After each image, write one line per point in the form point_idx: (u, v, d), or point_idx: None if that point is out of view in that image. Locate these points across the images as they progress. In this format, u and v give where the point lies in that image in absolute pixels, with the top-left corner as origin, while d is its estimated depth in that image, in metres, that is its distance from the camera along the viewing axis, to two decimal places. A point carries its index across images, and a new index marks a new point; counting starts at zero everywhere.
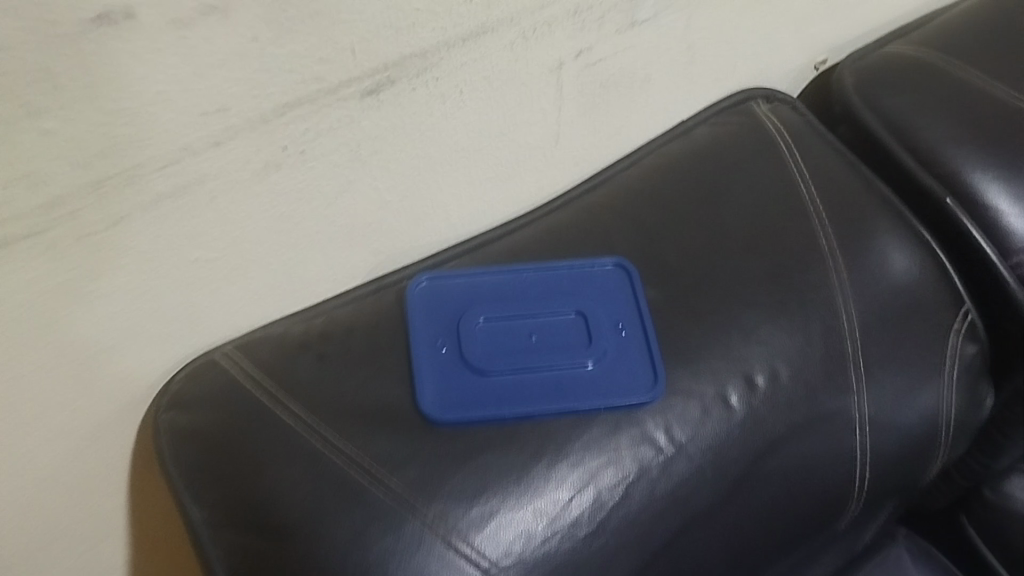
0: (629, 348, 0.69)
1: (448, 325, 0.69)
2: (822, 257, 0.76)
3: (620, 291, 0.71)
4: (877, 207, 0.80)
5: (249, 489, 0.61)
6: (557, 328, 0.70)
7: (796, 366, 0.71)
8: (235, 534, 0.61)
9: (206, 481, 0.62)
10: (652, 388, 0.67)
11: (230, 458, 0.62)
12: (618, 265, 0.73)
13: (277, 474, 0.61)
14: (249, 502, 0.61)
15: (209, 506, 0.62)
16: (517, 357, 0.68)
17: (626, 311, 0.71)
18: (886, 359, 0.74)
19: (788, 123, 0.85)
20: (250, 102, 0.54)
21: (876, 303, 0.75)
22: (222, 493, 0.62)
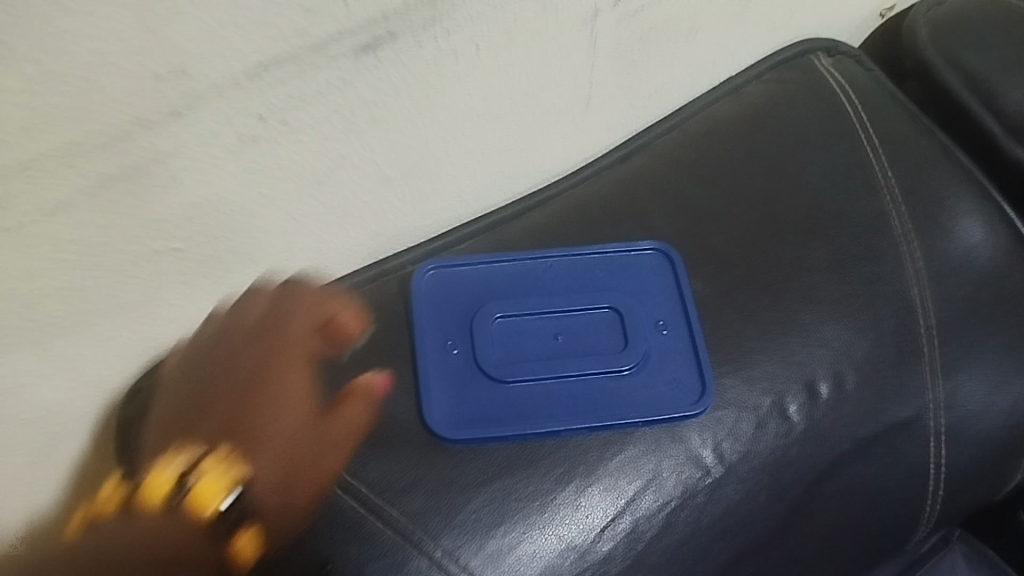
0: (672, 350, 0.60)
1: (459, 325, 0.59)
2: (894, 242, 0.65)
3: (661, 282, 0.62)
4: (958, 180, 0.68)
5: (313, 440, 0.48)
6: (586, 325, 0.60)
7: (865, 371, 0.61)
8: (265, 453, 0.46)
9: (200, 405, 0.48)
10: (698, 400, 0.57)
11: (241, 362, 0.49)
12: (659, 252, 0.63)
13: (295, 425, 0.47)
14: (304, 428, 0.48)
15: (230, 415, 0.47)
16: (541, 362, 0.58)
17: (669, 306, 0.61)
18: (967, 361, 0.64)
19: (856, 80, 0.73)
20: (217, 62, 0.43)
21: (957, 295, 0.65)
22: (249, 396, 0.47)
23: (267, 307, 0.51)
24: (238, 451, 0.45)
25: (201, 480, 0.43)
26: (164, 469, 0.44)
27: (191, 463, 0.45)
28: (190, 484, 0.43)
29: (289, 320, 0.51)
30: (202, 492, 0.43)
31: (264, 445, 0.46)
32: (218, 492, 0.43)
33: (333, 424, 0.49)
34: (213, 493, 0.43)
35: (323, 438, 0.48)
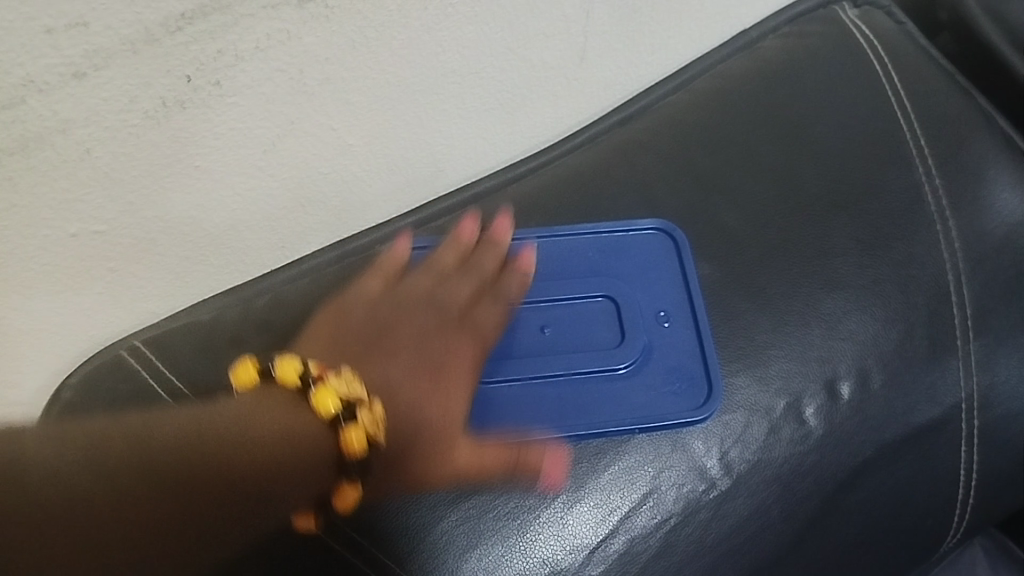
0: (672, 344, 0.53)
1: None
2: (928, 219, 0.58)
3: (663, 267, 0.55)
4: (999, 147, 0.61)
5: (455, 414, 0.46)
6: (578, 317, 0.53)
7: (893, 368, 0.54)
8: (417, 417, 0.44)
9: (378, 333, 0.48)
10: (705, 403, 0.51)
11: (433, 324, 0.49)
12: (660, 230, 0.56)
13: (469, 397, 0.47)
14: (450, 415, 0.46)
15: (400, 366, 0.46)
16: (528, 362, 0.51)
17: (672, 294, 0.54)
18: (1006, 353, 0.57)
19: (886, 33, 0.64)
20: (123, 11, 0.36)
21: (998, 280, 0.58)
22: (433, 346, 0.48)
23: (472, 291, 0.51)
24: (400, 386, 0.45)
25: (352, 429, 0.40)
26: (334, 393, 0.41)
27: (358, 398, 0.42)
28: (346, 420, 0.40)
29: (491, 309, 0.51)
30: (351, 432, 0.40)
31: (418, 406, 0.45)
32: (364, 444, 0.40)
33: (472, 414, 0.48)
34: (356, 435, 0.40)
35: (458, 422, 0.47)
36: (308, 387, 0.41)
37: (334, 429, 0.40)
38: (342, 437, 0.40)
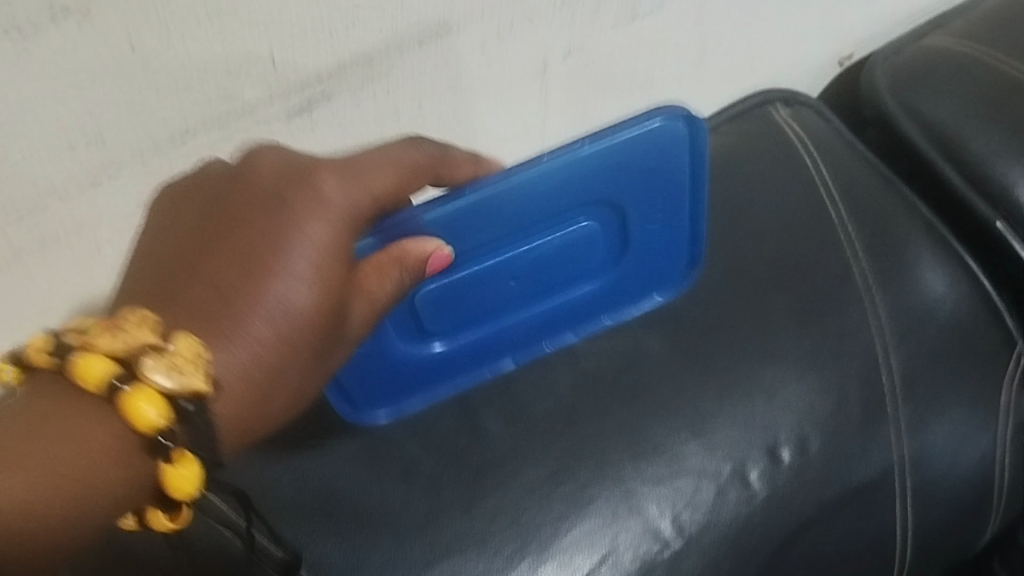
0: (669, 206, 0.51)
1: (417, 389, 0.55)
2: (857, 295, 0.63)
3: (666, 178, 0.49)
4: (918, 229, 0.67)
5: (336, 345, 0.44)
6: (552, 248, 0.49)
7: (830, 434, 0.59)
8: (278, 366, 0.41)
9: (204, 263, 0.41)
10: (675, 117, 0.46)
11: (272, 227, 0.41)
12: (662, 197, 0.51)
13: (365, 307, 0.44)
14: (319, 330, 0.42)
15: (242, 310, 0.40)
16: (496, 347, 0.55)
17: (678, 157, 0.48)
18: (932, 418, 0.62)
19: (816, 131, 0.71)
20: (137, 128, 0.42)
21: (922, 351, 0.63)
22: (275, 266, 0.41)
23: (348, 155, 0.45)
24: (246, 334, 0.40)
25: (140, 395, 0.36)
26: (101, 356, 0.37)
27: (135, 351, 0.37)
28: (125, 387, 0.37)
29: (349, 194, 0.42)
30: (138, 404, 0.36)
31: (274, 352, 0.41)
32: (162, 406, 0.37)
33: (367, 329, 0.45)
34: (146, 407, 0.36)
35: (347, 344, 0.45)
36: (70, 362, 0.37)
37: (120, 399, 0.36)
38: (132, 409, 0.36)
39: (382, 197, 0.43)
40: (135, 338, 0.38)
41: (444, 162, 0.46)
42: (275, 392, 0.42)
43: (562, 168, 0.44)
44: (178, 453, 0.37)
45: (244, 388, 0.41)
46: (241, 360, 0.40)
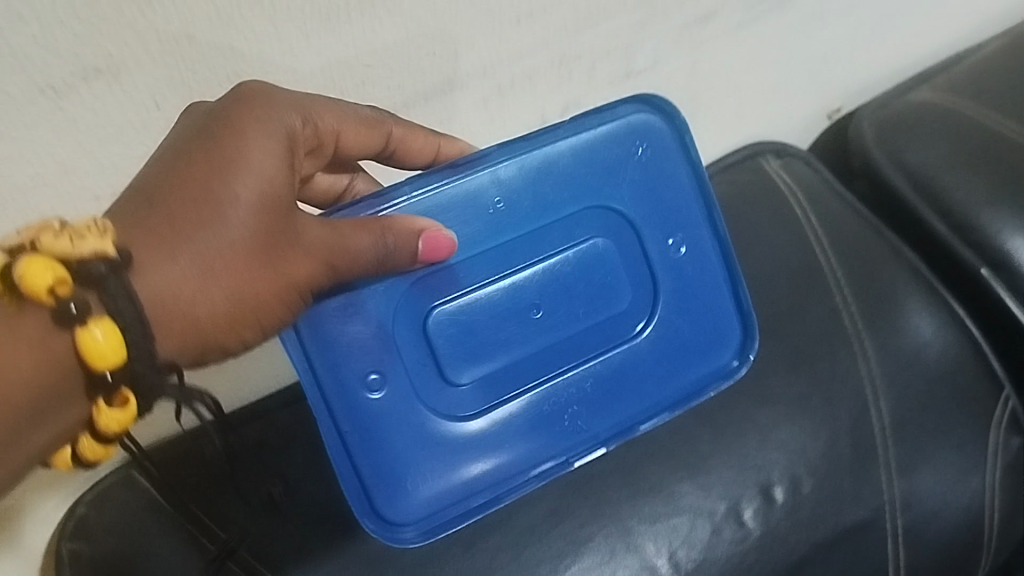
0: (685, 223, 0.50)
1: (445, 496, 0.47)
2: (847, 339, 0.66)
3: (666, 166, 0.49)
4: (905, 275, 0.69)
5: (263, 263, 0.39)
6: (570, 278, 0.49)
7: (820, 476, 0.61)
8: (211, 263, 0.38)
9: (137, 179, 0.39)
10: (650, 105, 0.48)
11: (208, 129, 0.39)
12: (677, 200, 0.50)
13: (305, 233, 0.40)
14: (269, 250, 0.39)
15: (175, 210, 0.37)
16: (520, 420, 0.49)
17: (668, 153, 0.49)
18: (921, 460, 0.64)
19: (805, 182, 0.74)
20: None
21: (909, 394, 0.65)
22: (207, 154, 0.38)
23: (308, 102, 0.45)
24: (177, 226, 0.37)
25: (33, 262, 0.33)
26: (48, 262, 0.33)
27: (27, 239, 0.35)
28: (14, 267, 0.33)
29: (288, 108, 0.41)
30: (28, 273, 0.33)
31: (202, 249, 0.37)
32: (111, 337, 0.34)
33: (309, 266, 0.40)
34: (38, 272, 0.33)
35: (280, 272, 0.39)
36: None
37: (69, 315, 0.34)
38: (80, 331, 0.34)
39: (322, 122, 0.43)
40: (27, 231, 0.35)
41: (406, 131, 0.47)
42: (203, 295, 0.38)
43: (544, 151, 0.47)
44: (122, 396, 0.36)
45: (177, 290, 0.37)
46: (169, 253, 0.37)
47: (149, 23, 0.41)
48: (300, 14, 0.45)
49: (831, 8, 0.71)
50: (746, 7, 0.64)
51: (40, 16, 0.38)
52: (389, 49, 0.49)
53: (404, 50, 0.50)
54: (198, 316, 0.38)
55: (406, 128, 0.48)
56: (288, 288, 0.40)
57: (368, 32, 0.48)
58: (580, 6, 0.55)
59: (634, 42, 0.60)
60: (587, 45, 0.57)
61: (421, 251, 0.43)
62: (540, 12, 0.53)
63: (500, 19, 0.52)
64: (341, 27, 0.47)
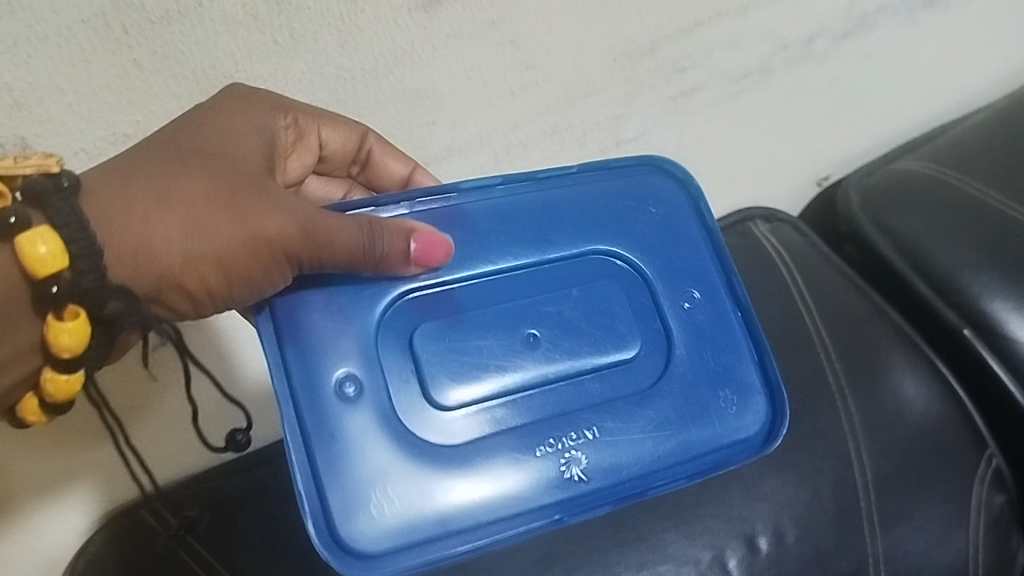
0: (700, 275, 0.49)
1: (410, 532, 0.42)
2: (830, 396, 0.68)
3: (674, 217, 0.50)
4: (889, 335, 0.72)
5: (228, 208, 0.40)
6: (577, 316, 0.47)
7: (803, 526, 0.64)
8: (169, 199, 0.39)
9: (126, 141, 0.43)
10: (659, 166, 0.50)
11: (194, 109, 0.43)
12: (690, 256, 0.49)
13: (276, 197, 0.41)
14: (230, 212, 0.40)
15: (147, 156, 0.40)
16: (506, 455, 0.44)
17: (674, 205, 0.50)
18: (902, 513, 0.66)
19: (791, 245, 0.77)
20: None
21: (892, 449, 0.68)
22: (186, 125, 0.42)
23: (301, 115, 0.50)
24: (145, 166, 0.40)
25: None
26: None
27: None
28: None
29: (271, 106, 0.46)
30: None
31: (164, 181, 0.40)
32: (53, 245, 0.36)
33: (283, 223, 0.40)
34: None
35: (246, 224, 0.40)
36: None
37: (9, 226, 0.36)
38: (18, 238, 0.36)
39: (302, 119, 0.47)
40: None
41: (382, 144, 0.52)
42: (162, 226, 0.39)
43: (553, 185, 0.48)
44: (71, 311, 0.38)
45: (133, 215, 0.39)
46: (131, 180, 0.39)
47: (173, 94, 0.45)
48: (309, 86, 0.49)
49: (816, 81, 0.75)
50: (730, 80, 0.69)
51: (77, 88, 0.43)
52: (392, 118, 0.53)
53: (406, 120, 0.54)
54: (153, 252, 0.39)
55: (384, 146, 0.52)
56: (258, 242, 0.40)
57: (372, 104, 0.52)
58: (570, 81, 0.59)
59: (623, 113, 0.64)
60: (578, 115, 0.62)
61: (416, 255, 0.43)
62: (533, 85, 0.58)
63: (495, 92, 0.56)
64: (347, 98, 0.51)
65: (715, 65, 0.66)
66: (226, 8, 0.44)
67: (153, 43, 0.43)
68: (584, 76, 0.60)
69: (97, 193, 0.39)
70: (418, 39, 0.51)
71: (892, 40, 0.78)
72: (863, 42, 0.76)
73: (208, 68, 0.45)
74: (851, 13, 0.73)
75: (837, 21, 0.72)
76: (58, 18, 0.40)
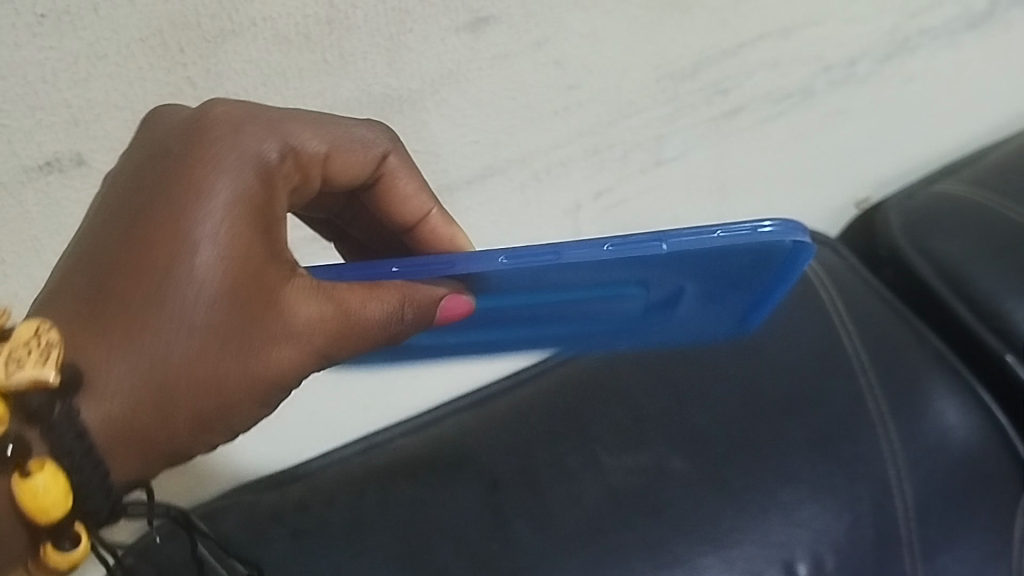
0: (733, 292, 0.48)
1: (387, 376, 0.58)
2: (871, 422, 0.67)
3: (751, 270, 0.44)
4: (930, 362, 0.71)
5: (239, 362, 0.37)
6: (579, 317, 0.47)
7: (841, 551, 0.63)
8: (174, 373, 0.35)
9: (95, 228, 0.37)
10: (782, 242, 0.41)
11: (172, 198, 0.36)
12: (740, 284, 0.46)
13: (285, 325, 0.37)
14: (239, 366, 0.37)
15: (132, 310, 0.35)
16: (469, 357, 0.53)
17: (760, 267, 0.44)
18: (942, 542, 0.66)
19: (831, 270, 0.76)
20: None
21: (933, 478, 0.67)
22: (168, 238, 0.36)
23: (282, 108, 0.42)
24: (139, 324, 0.35)
25: None
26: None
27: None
28: None
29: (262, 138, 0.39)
30: None
31: (165, 349, 0.35)
32: (56, 486, 0.33)
33: (290, 358, 0.38)
34: None
35: (256, 369, 0.37)
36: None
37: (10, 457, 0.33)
38: (22, 483, 0.33)
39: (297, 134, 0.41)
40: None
41: (402, 161, 0.46)
42: (173, 404, 0.36)
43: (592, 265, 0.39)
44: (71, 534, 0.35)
45: (136, 404, 0.35)
46: (129, 356, 0.35)
47: None
48: (356, 105, 0.49)
49: (856, 103, 0.74)
50: (771, 101, 0.68)
51: (132, 106, 0.43)
52: (438, 137, 0.54)
53: (452, 139, 0.54)
54: (166, 429, 0.36)
55: (404, 166, 0.47)
56: (266, 381, 0.38)
57: (418, 123, 0.52)
58: (613, 101, 0.59)
59: (666, 133, 0.64)
60: (620, 136, 0.62)
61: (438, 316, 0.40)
62: (575, 105, 0.58)
63: (539, 113, 0.57)
64: (393, 117, 0.51)
65: (756, 86, 0.66)
66: (278, 27, 0.45)
67: (207, 61, 0.44)
68: (626, 96, 0.60)
69: (98, 386, 0.34)
70: (464, 59, 0.51)
71: (935, 63, 0.77)
72: (904, 65, 0.75)
73: (259, 87, 0.46)
74: (895, 35, 0.72)
75: (880, 43, 0.72)
76: (117, 37, 0.41)
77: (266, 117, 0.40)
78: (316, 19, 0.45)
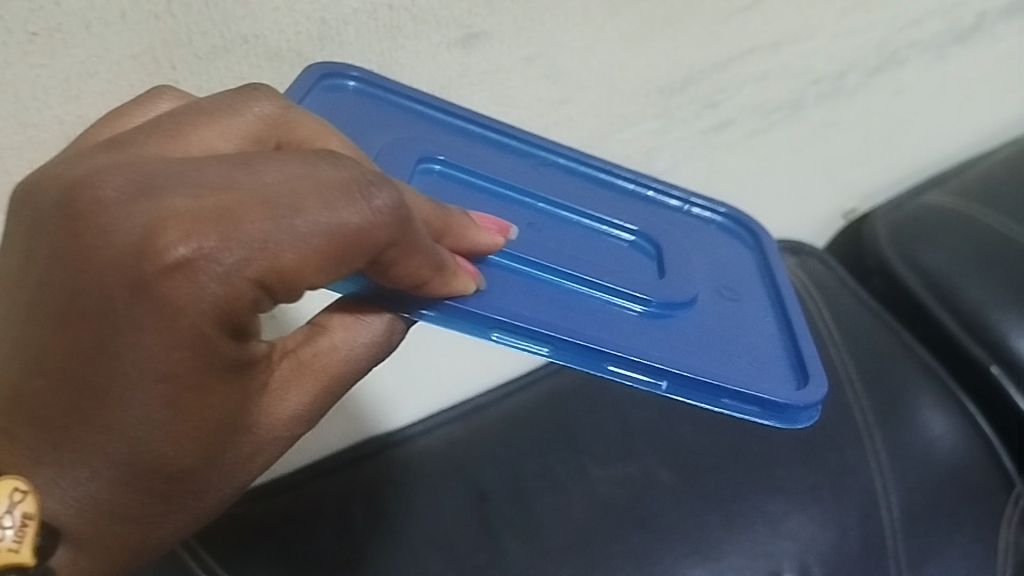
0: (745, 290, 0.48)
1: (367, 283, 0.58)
2: (858, 433, 0.68)
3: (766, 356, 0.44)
4: (916, 372, 0.72)
5: (214, 485, 0.35)
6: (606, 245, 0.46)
7: (829, 562, 0.63)
8: (147, 517, 0.34)
9: (41, 356, 0.31)
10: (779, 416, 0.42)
11: (121, 363, 0.30)
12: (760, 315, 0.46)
13: (261, 436, 0.35)
14: (218, 490, 0.35)
15: (89, 470, 0.32)
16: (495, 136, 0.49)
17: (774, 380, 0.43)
18: (928, 553, 0.66)
19: (818, 279, 0.76)
20: None
21: (919, 487, 0.67)
22: (127, 408, 0.31)
23: (241, 135, 0.35)
24: (115, 489, 0.32)
25: None
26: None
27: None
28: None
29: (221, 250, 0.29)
30: None
31: (140, 506, 0.33)
32: None
33: (269, 457, 0.36)
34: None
35: (233, 477, 0.35)
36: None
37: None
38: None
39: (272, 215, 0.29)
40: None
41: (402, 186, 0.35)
42: (155, 540, 0.35)
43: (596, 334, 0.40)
44: None
45: (113, 547, 0.34)
46: (106, 517, 0.33)
47: None
48: None
49: (845, 115, 0.75)
50: (761, 113, 0.69)
51: None
52: None
53: None
54: (150, 554, 0.36)
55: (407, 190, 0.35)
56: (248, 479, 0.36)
57: None
58: (604, 114, 0.60)
59: (654, 147, 0.64)
60: (609, 150, 0.62)
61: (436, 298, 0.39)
62: (566, 119, 0.58)
63: (527, 127, 0.57)
64: None
65: (746, 100, 0.67)
66: (270, 44, 0.45)
67: (199, 78, 0.44)
68: (617, 110, 0.60)
69: (83, 540, 0.34)
70: (456, 76, 0.52)
71: (922, 75, 0.78)
72: (893, 77, 0.76)
73: None
74: (883, 48, 0.73)
75: (869, 56, 0.72)
76: (109, 56, 0.41)
77: (221, 225, 0.29)
78: (307, 35, 0.45)
